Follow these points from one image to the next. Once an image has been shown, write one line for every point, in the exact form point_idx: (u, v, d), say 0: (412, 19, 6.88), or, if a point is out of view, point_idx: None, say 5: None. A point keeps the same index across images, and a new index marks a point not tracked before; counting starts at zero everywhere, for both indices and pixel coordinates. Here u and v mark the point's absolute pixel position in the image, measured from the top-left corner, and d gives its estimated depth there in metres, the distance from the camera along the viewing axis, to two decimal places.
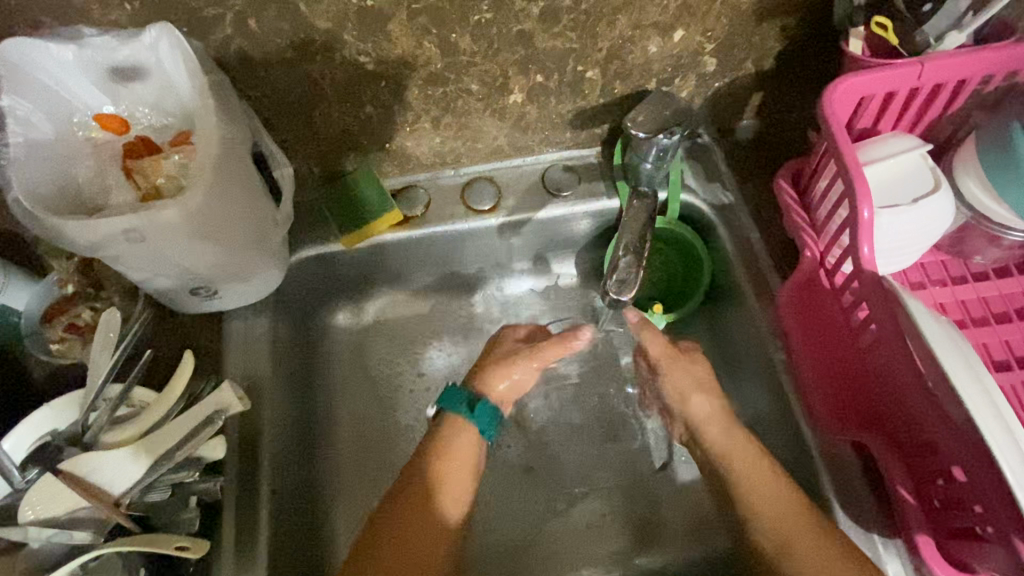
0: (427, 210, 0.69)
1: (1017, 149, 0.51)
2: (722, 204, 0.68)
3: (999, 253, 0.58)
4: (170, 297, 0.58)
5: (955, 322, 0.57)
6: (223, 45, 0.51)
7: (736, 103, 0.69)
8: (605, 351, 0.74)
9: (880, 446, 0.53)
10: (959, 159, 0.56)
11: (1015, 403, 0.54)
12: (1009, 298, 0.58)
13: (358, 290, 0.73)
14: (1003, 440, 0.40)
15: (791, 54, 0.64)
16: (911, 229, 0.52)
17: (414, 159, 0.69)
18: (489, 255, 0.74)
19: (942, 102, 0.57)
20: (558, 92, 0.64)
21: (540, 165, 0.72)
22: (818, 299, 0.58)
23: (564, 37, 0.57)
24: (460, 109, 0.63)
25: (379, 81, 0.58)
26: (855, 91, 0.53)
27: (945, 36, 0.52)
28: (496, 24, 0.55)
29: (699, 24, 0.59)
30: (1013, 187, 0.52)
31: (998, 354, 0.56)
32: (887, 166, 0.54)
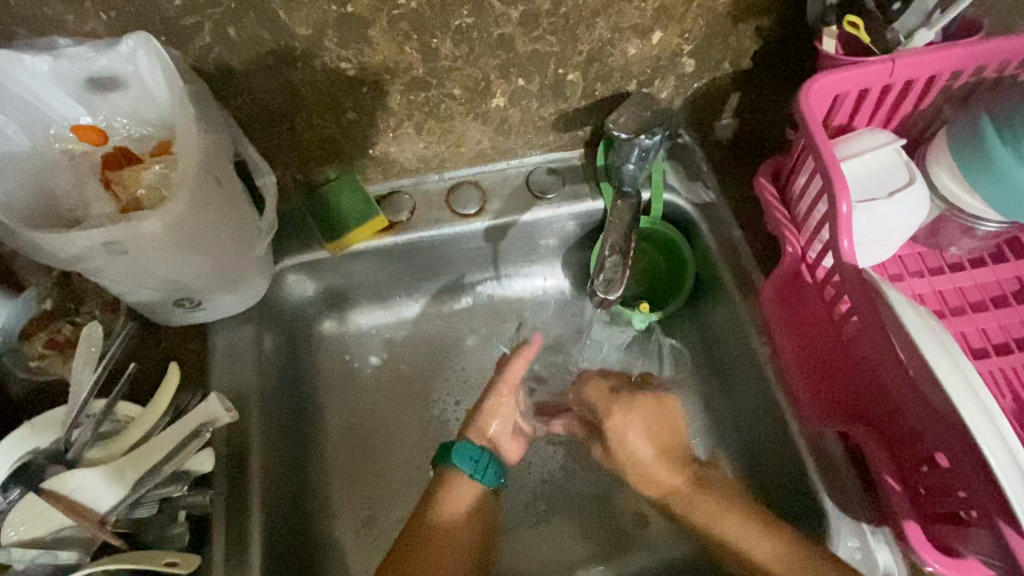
0: (412, 216, 0.69)
1: (987, 142, 0.53)
2: (704, 202, 0.69)
3: (973, 243, 0.59)
4: (154, 309, 0.57)
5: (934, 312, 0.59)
6: (202, 54, 0.51)
7: (715, 103, 0.70)
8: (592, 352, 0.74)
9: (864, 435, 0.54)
10: (932, 153, 0.57)
11: (994, 389, 0.55)
12: (984, 287, 0.60)
13: (344, 299, 0.72)
14: (984, 424, 0.41)
15: (767, 54, 0.65)
16: (888, 223, 0.53)
17: (398, 165, 0.69)
18: (476, 259, 0.74)
19: (913, 98, 0.58)
20: (540, 95, 0.64)
21: (523, 168, 0.72)
22: (800, 293, 0.59)
23: (545, 41, 0.58)
24: (443, 113, 0.63)
25: (362, 87, 0.58)
26: (830, 89, 0.54)
27: (915, 34, 0.54)
28: (477, 29, 0.55)
29: (677, 26, 0.60)
30: (983, 178, 0.53)
31: (976, 341, 0.57)
32: (863, 162, 0.55)
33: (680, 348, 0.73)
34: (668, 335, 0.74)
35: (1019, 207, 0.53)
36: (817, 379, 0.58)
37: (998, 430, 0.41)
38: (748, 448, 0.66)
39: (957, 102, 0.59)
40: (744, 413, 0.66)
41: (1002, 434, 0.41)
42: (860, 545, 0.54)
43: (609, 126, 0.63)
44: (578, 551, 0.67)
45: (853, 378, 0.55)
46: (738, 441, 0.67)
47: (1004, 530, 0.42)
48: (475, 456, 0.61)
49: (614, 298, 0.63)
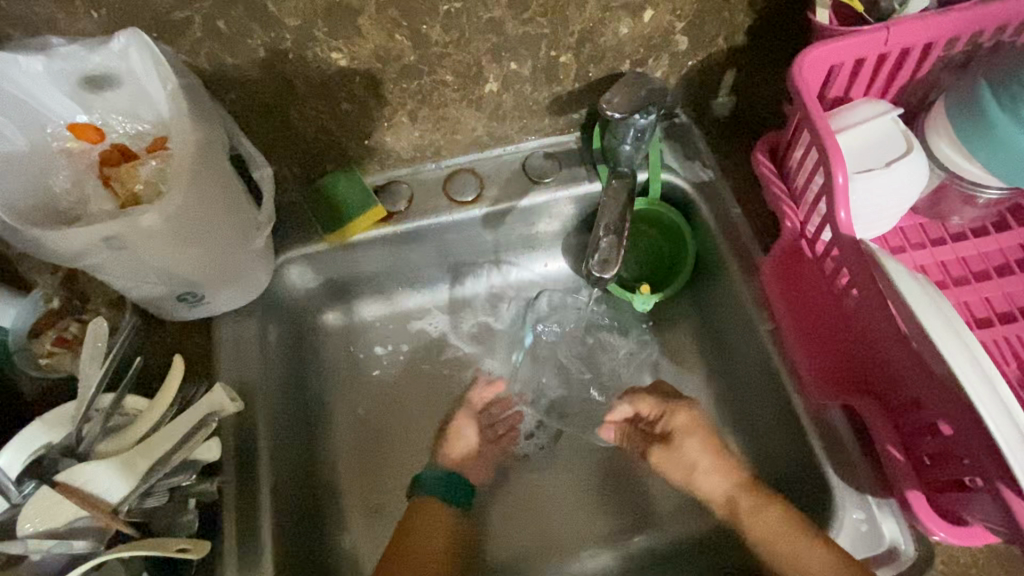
0: (410, 205, 0.69)
1: (986, 107, 0.52)
2: (702, 181, 0.69)
3: (975, 212, 0.59)
4: (157, 304, 0.58)
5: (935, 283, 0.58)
6: (194, 49, 0.51)
7: (711, 80, 0.69)
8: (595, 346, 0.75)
9: (867, 409, 0.53)
10: (930, 121, 0.56)
11: (997, 358, 0.55)
12: (987, 257, 0.59)
13: (347, 291, 0.73)
14: (980, 387, 0.41)
15: (761, 28, 0.64)
16: (886, 193, 0.53)
17: (395, 156, 0.69)
18: (477, 246, 0.74)
19: (910, 67, 0.57)
20: (533, 79, 0.64)
21: (520, 153, 0.72)
22: (801, 268, 0.58)
23: (535, 23, 0.57)
24: (437, 101, 0.63)
25: (355, 77, 0.58)
26: (825, 59, 0.54)
27: (909, 1, 0.53)
28: (466, 14, 0.55)
29: (668, 3, 0.59)
30: (982, 145, 0.53)
31: (979, 311, 0.57)
32: (860, 132, 0.54)
33: (683, 329, 0.73)
34: (669, 315, 0.74)
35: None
36: (821, 353, 0.58)
37: (999, 396, 0.41)
38: (750, 425, 0.66)
39: (955, 69, 0.58)
40: (747, 390, 0.66)
41: (1003, 400, 0.41)
42: (866, 516, 0.54)
43: (603, 107, 0.62)
44: (585, 530, 0.67)
45: (855, 350, 0.54)
46: (740, 418, 0.68)
47: (1005, 494, 0.41)
48: (446, 481, 0.66)
49: (609, 277, 0.63)
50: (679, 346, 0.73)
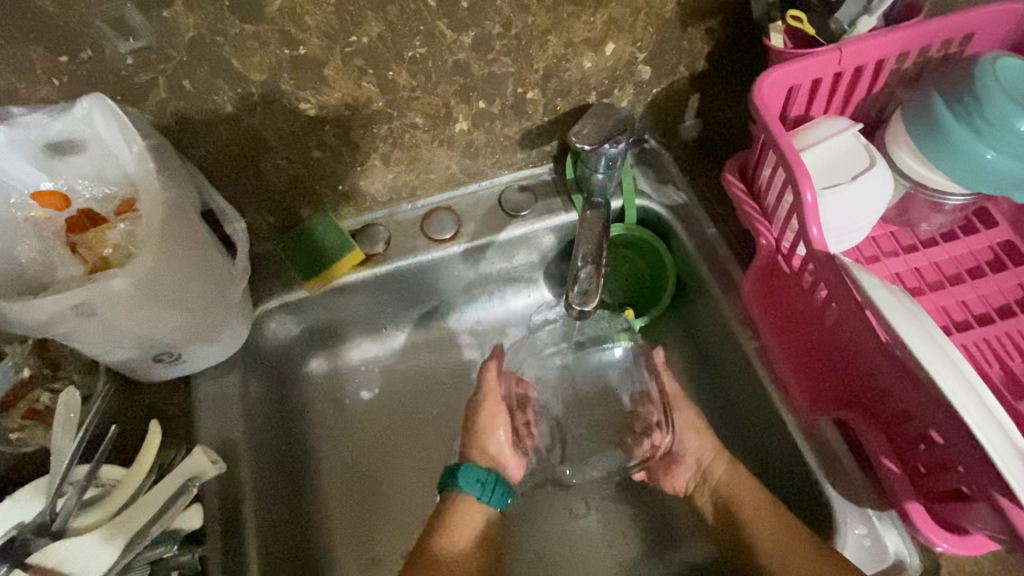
0: (388, 246, 0.69)
1: (941, 119, 0.53)
2: (677, 204, 0.70)
3: (942, 218, 0.60)
4: (133, 367, 0.56)
5: (911, 290, 0.59)
6: (160, 108, 0.51)
7: (676, 106, 0.71)
8: None
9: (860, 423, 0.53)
10: (890, 134, 0.58)
11: (980, 360, 0.55)
12: (959, 260, 0.60)
13: (330, 338, 0.72)
14: (964, 395, 0.41)
15: (720, 55, 0.66)
16: (855, 206, 0.54)
17: (370, 199, 0.69)
18: (459, 283, 0.74)
19: (865, 84, 0.59)
20: (502, 116, 0.65)
21: (495, 189, 0.73)
22: (780, 284, 0.59)
23: (499, 62, 0.58)
24: (409, 142, 0.64)
25: (325, 125, 0.58)
26: (783, 81, 0.55)
27: (858, 21, 0.55)
28: (430, 58, 0.55)
29: (628, 36, 0.61)
30: (941, 155, 0.54)
31: (957, 314, 0.58)
32: (824, 149, 0.55)
33: (671, 350, 0.73)
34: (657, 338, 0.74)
35: (984, 178, 0.53)
36: (810, 367, 0.57)
37: (985, 408, 0.41)
38: (745, 444, 0.66)
39: (909, 83, 0.60)
40: (739, 410, 0.66)
41: (989, 410, 0.41)
42: (867, 531, 0.53)
43: (573, 138, 0.63)
44: (591, 565, 0.65)
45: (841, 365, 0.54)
46: (735, 436, 0.67)
47: (1001, 501, 0.41)
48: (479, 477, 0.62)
49: (590, 309, 0.63)
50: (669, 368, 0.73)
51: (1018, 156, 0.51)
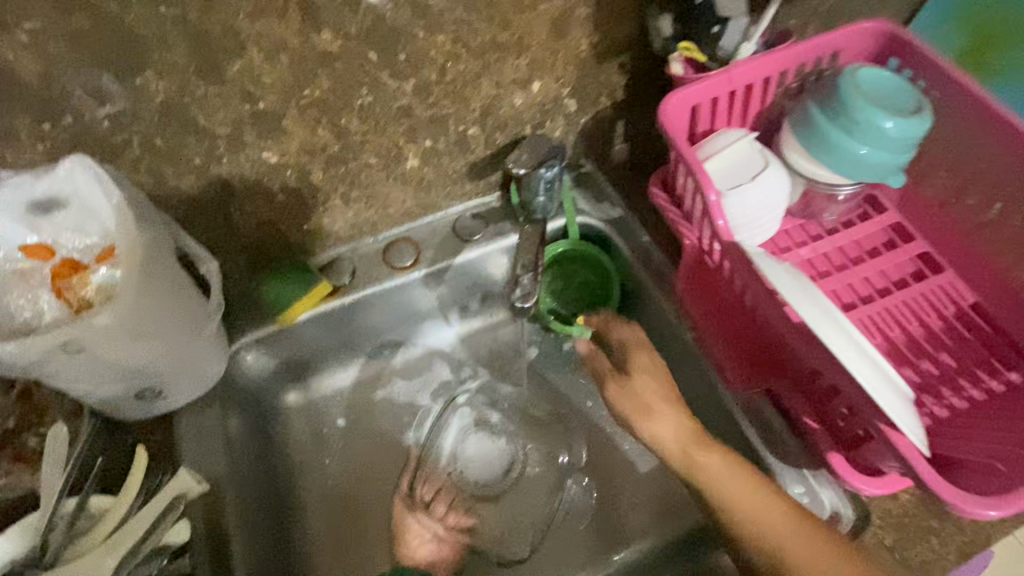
0: (353, 278, 0.75)
1: (817, 123, 0.62)
2: (614, 217, 0.78)
3: (839, 208, 0.69)
4: (116, 407, 0.60)
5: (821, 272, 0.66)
6: (135, 164, 0.57)
7: (604, 132, 0.80)
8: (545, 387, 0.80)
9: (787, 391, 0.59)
10: (782, 139, 0.66)
11: (885, 327, 0.62)
12: (860, 243, 0.68)
13: (303, 370, 0.76)
14: (845, 346, 0.47)
15: (636, 84, 0.75)
16: (756, 202, 0.62)
17: (333, 236, 0.75)
18: (424, 308, 0.80)
19: (757, 99, 0.68)
20: (448, 151, 0.72)
21: (449, 218, 0.79)
22: (706, 276, 0.66)
23: (439, 105, 0.66)
24: (365, 180, 0.70)
25: (286, 171, 0.65)
26: (685, 102, 0.64)
27: (740, 48, 0.63)
28: (377, 105, 0.63)
29: (551, 74, 0.69)
30: (822, 153, 0.63)
31: (862, 289, 0.65)
32: (726, 156, 0.64)
33: None
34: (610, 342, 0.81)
35: (862, 169, 0.62)
36: (741, 349, 0.64)
37: (861, 349, 0.47)
38: None
39: (795, 96, 0.69)
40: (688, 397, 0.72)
41: (866, 352, 0.47)
42: (805, 490, 0.58)
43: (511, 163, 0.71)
44: (561, 555, 0.71)
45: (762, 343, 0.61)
46: None
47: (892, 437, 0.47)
48: None
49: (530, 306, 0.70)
50: None
51: (884, 147, 0.60)
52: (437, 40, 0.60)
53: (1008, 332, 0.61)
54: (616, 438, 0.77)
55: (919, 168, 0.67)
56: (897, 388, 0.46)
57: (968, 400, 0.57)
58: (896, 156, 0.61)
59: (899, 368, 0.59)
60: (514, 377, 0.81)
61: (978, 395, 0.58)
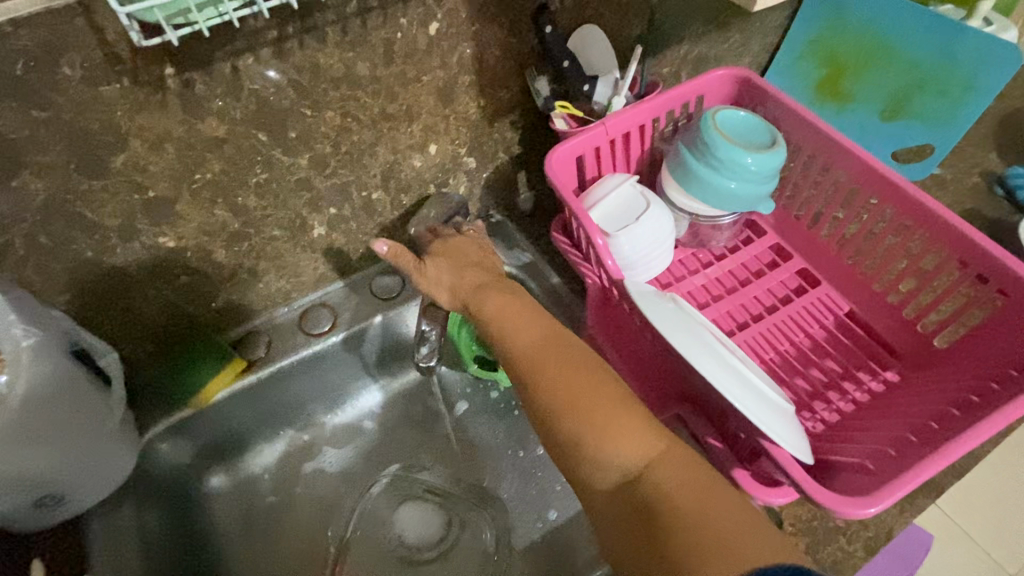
0: (269, 349, 0.75)
1: (687, 164, 0.68)
2: (525, 262, 0.83)
3: (724, 235, 0.74)
4: (12, 517, 0.56)
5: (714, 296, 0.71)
6: (20, 263, 0.55)
7: (508, 184, 0.84)
8: (477, 435, 0.81)
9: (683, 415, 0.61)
10: (663, 179, 0.72)
11: (773, 341, 0.67)
12: (746, 266, 0.74)
13: (228, 451, 0.76)
14: (701, 356, 0.49)
15: (530, 139, 0.80)
16: (643, 241, 0.67)
17: (247, 310, 0.75)
18: (346, 370, 0.80)
19: (637, 144, 0.74)
20: (354, 217, 0.74)
21: (366, 278, 0.81)
22: (609, 312, 0.70)
23: (338, 175, 0.68)
24: (272, 253, 0.71)
25: (186, 253, 0.64)
26: (568, 154, 0.69)
27: (613, 101, 0.70)
28: (274, 181, 0.64)
29: (446, 136, 0.73)
30: (697, 189, 0.69)
31: (752, 309, 0.70)
32: (611, 201, 0.69)
33: None
34: None
35: (732, 201, 0.68)
36: (648, 378, 0.68)
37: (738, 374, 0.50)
38: None
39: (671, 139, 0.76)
40: None
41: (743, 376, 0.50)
42: None
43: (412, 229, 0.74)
44: None
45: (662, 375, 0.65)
46: None
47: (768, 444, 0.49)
48: None
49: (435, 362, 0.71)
50: None
51: (748, 181, 0.67)
52: (326, 116, 0.62)
53: (880, 336, 0.67)
54: (551, 478, 0.77)
55: (787, 193, 0.74)
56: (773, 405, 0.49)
57: (852, 403, 0.62)
58: (759, 186, 0.67)
59: (789, 379, 0.64)
60: (445, 427, 0.82)
61: (859, 397, 0.63)
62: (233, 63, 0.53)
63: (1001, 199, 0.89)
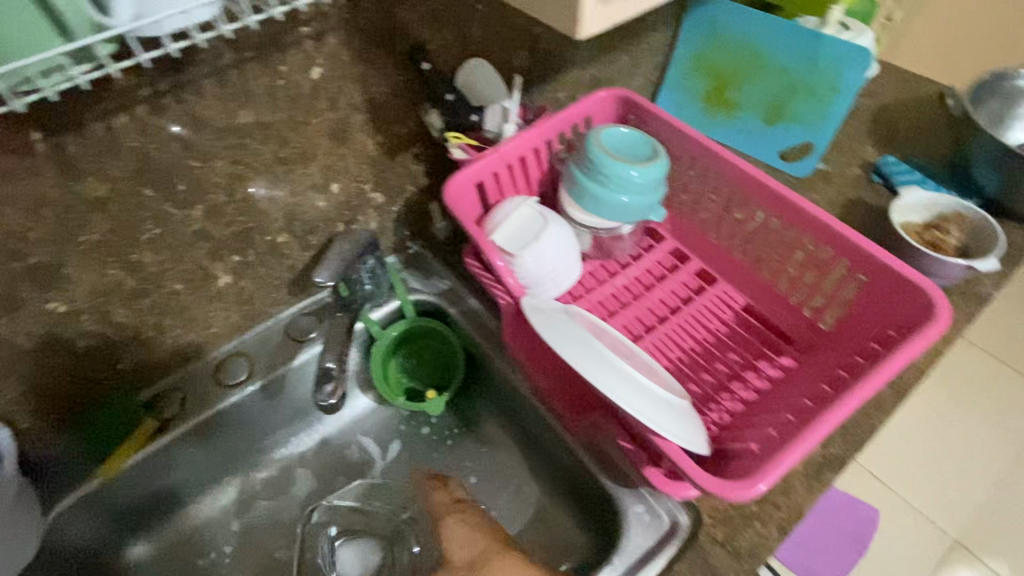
0: (183, 406, 0.73)
1: (580, 182, 0.71)
2: (443, 289, 0.84)
3: (627, 245, 0.78)
4: None
5: (621, 304, 0.74)
6: None
7: (421, 214, 0.86)
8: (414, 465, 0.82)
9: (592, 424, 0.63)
10: (562, 198, 0.75)
11: (678, 341, 0.70)
12: (651, 271, 0.78)
13: (149, 517, 0.74)
14: (588, 362, 0.52)
15: (436, 169, 0.82)
16: (544, 259, 0.70)
17: (157, 367, 0.73)
18: (270, 419, 0.80)
19: (535, 166, 0.77)
20: (262, 261, 0.74)
21: (282, 322, 0.80)
22: (522, 329, 0.71)
23: (238, 222, 0.68)
24: (177, 307, 0.70)
25: (81, 317, 0.63)
26: (466, 181, 0.71)
27: (504, 128, 0.73)
28: (169, 234, 0.64)
29: (347, 175, 0.74)
30: (591, 205, 0.72)
31: (658, 312, 0.73)
32: (512, 223, 0.71)
33: (480, 412, 0.83)
34: (468, 408, 0.84)
35: (625, 214, 0.72)
36: (564, 389, 0.69)
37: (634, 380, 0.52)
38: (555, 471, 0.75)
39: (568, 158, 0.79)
40: (542, 445, 0.75)
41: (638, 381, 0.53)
42: (645, 507, 0.63)
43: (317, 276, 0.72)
44: None
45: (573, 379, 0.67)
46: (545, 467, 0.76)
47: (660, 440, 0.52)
48: None
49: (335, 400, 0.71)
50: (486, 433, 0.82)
51: (637, 194, 0.70)
52: (216, 165, 0.62)
53: (775, 326, 0.71)
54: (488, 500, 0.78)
55: (679, 201, 0.78)
56: (668, 406, 0.52)
57: (752, 391, 0.66)
58: (648, 197, 0.71)
59: (695, 375, 0.67)
60: (381, 462, 0.83)
61: (758, 384, 0.66)
62: (106, 123, 0.53)
63: (880, 186, 0.95)
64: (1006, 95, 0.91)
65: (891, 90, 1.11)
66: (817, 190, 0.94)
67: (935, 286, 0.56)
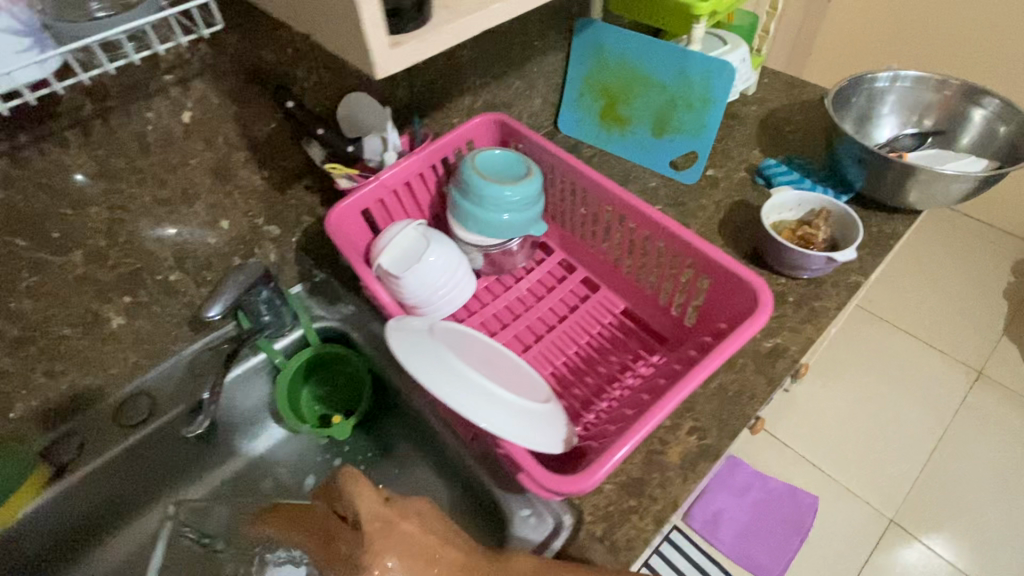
0: (81, 451, 0.73)
1: (460, 205, 0.75)
2: (347, 314, 0.86)
3: (516, 259, 0.82)
4: None
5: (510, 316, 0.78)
6: None
7: (323, 243, 0.88)
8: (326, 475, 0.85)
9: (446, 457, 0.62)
10: (449, 221, 0.79)
11: (561, 348, 0.74)
12: (541, 283, 0.82)
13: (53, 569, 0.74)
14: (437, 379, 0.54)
15: (331, 199, 0.85)
16: (428, 278, 0.72)
17: (54, 412, 0.73)
18: (178, 455, 0.80)
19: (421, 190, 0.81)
20: (156, 300, 0.75)
21: (185, 359, 0.81)
22: None
23: (123, 264, 0.70)
24: (68, 351, 0.71)
25: None
26: (350, 208, 0.74)
27: (385, 156, 0.76)
28: (49, 281, 0.65)
29: (236, 211, 0.77)
30: (473, 225, 0.76)
31: (545, 322, 0.77)
32: (396, 246, 0.74)
33: (390, 432, 0.85)
34: (380, 428, 0.86)
35: (507, 231, 0.75)
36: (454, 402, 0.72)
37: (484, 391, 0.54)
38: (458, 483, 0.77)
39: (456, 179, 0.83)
40: (445, 459, 0.77)
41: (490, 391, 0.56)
42: (532, 511, 0.65)
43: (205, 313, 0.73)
44: None
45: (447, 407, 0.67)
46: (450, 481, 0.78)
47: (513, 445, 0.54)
48: None
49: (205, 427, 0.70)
50: (397, 453, 0.84)
51: (515, 212, 0.74)
52: (91, 211, 0.64)
53: (651, 326, 0.75)
54: None
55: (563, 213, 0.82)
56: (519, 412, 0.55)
57: (627, 390, 0.69)
58: (527, 214, 0.75)
59: (575, 378, 0.71)
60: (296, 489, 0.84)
61: (633, 383, 0.70)
62: None
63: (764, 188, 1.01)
64: (870, 96, 0.98)
65: (778, 95, 1.17)
66: (705, 195, 0.99)
67: (754, 278, 0.61)
